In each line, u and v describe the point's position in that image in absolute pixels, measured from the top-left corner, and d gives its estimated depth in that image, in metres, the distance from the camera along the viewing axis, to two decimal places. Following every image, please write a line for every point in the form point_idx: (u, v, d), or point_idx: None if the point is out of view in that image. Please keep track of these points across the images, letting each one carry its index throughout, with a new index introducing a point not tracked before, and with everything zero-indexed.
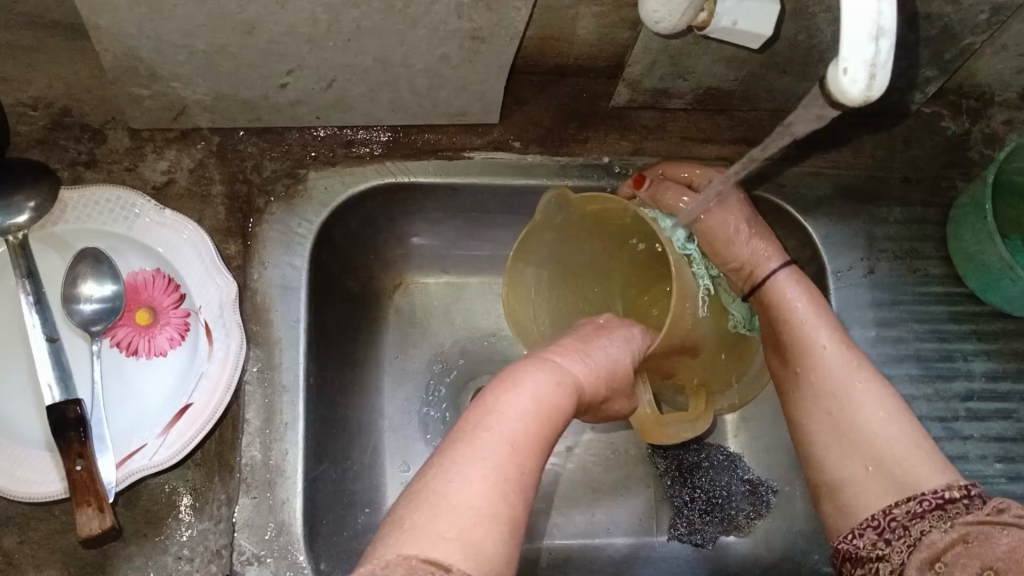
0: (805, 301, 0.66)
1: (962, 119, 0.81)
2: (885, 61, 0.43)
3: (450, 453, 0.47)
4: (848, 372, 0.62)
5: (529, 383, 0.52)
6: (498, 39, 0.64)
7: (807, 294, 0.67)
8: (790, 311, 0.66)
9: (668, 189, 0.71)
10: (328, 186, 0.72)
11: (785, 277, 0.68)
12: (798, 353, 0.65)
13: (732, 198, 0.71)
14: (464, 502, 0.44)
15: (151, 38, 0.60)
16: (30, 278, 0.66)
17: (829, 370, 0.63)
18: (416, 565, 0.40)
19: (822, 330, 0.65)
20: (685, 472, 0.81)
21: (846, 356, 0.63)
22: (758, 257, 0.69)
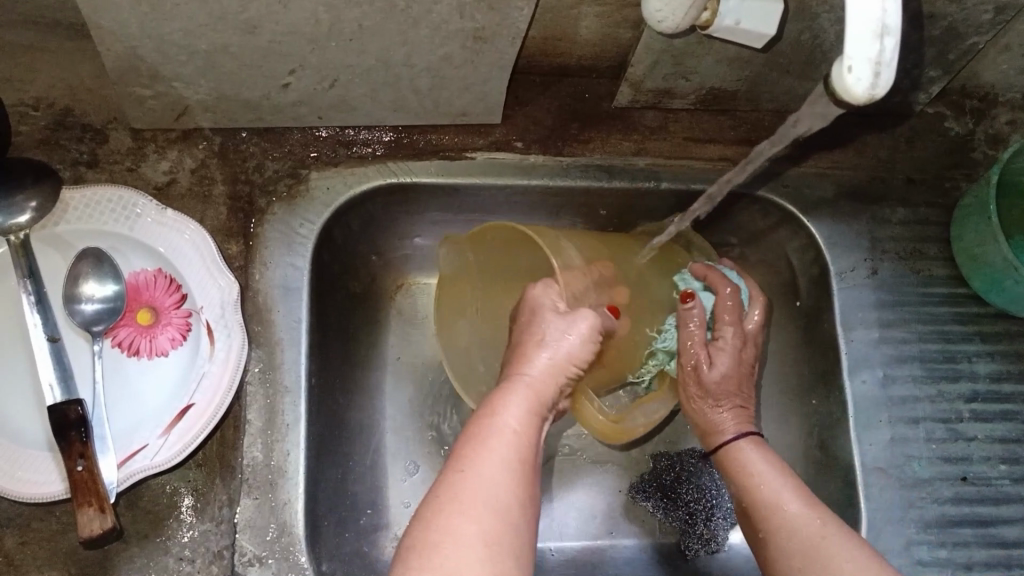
0: (766, 466, 0.65)
1: (966, 119, 0.80)
2: (889, 60, 0.43)
3: (439, 506, 0.49)
4: (817, 531, 0.58)
5: (503, 427, 0.55)
6: (500, 39, 0.64)
7: (763, 457, 0.66)
8: (751, 476, 0.65)
9: (689, 324, 0.70)
10: (331, 186, 0.72)
11: (747, 446, 0.68)
12: (766, 524, 0.61)
13: (730, 353, 0.70)
14: (458, 555, 0.46)
15: (153, 39, 0.60)
16: (31, 277, 0.65)
17: (798, 529, 0.59)
18: None
19: (785, 495, 0.61)
20: (671, 492, 0.80)
21: (806, 513, 0.60)
22: (716, 418, 0.70)
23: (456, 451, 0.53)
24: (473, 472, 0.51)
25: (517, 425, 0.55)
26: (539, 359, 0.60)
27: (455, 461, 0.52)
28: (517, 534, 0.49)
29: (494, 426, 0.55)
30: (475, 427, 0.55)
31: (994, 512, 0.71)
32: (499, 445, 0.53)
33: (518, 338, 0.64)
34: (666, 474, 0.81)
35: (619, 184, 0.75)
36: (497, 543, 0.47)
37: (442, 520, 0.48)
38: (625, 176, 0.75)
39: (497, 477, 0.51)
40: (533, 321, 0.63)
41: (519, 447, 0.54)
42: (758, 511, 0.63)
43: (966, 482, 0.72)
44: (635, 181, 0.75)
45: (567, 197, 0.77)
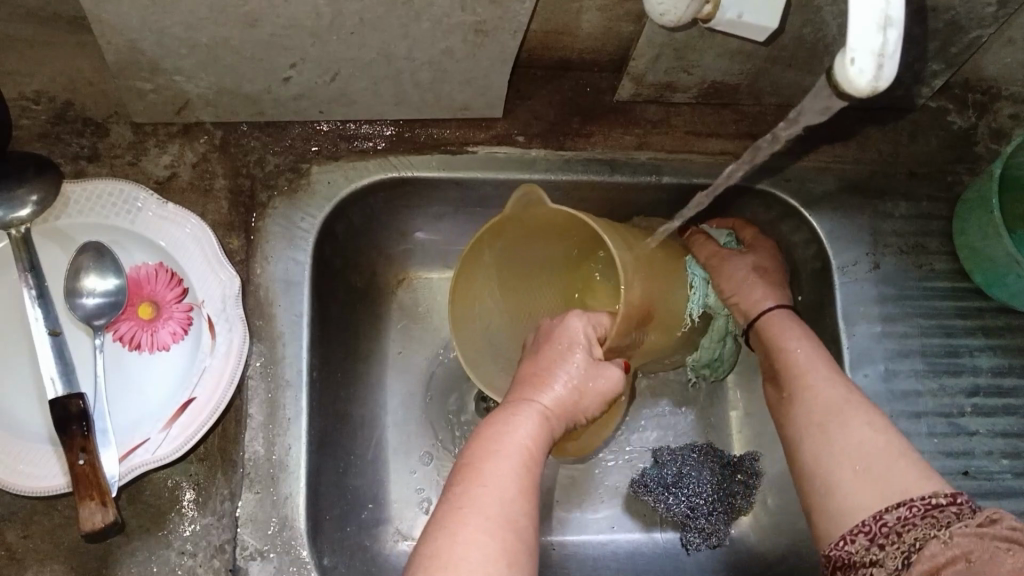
0: (799, 344, 0.66)
1: (968, 113, 0.80)
2: (892, 52, 0.43)
3: (452, 513, 0.50)
4: (841, 402, 0.60)
5: (516, 436, 0.55)
6: (502, 32, 0.64)
7: (798, 333, 0.68)
8: (788, 350, 0.66)
9: (704, 244, 0.77)
10: (332, 180, 0.72)
11: (778, 314, 0.71)
12: (791, 388, 0.64)
13: (762, 253, 0.75)
14: (472, 563, 0.46)
15: (154, 32, 0.60)
16: (33, 271, 0.65)
17: (819, 398, 0.61)
18: None
19: (817, 367, 0.63)
20: (671, 485, 0.79)
21: (833, 382, 0.62)
22: (753, 297, 0.72)
23: (467, 465, 0.53)
24: (486, 487, 0.51)
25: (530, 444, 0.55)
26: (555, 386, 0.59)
27: (467, 476, 0.52)
28: (527, 549, 0.49)
29: (506, 443, 0.54)
30: (486, 436, 0.55)
31: (996, 506, 0.71)
32: (510, 461, 0.53)
33: (536, 362, 0.62)
34: (666, 469, 0.80)
35: (621, 178, 0.75)
36: (511, 554, 0.48)
37: (456, 529, 0.48)
38: (627, 171, 0.75)
39: (510, 490, 0.51)
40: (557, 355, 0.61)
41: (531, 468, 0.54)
42: (787, 376, 0.65)
43: (968, 476, 0.72)
44: (635, 176, 0.75)
45: (568, 191, 0.77)
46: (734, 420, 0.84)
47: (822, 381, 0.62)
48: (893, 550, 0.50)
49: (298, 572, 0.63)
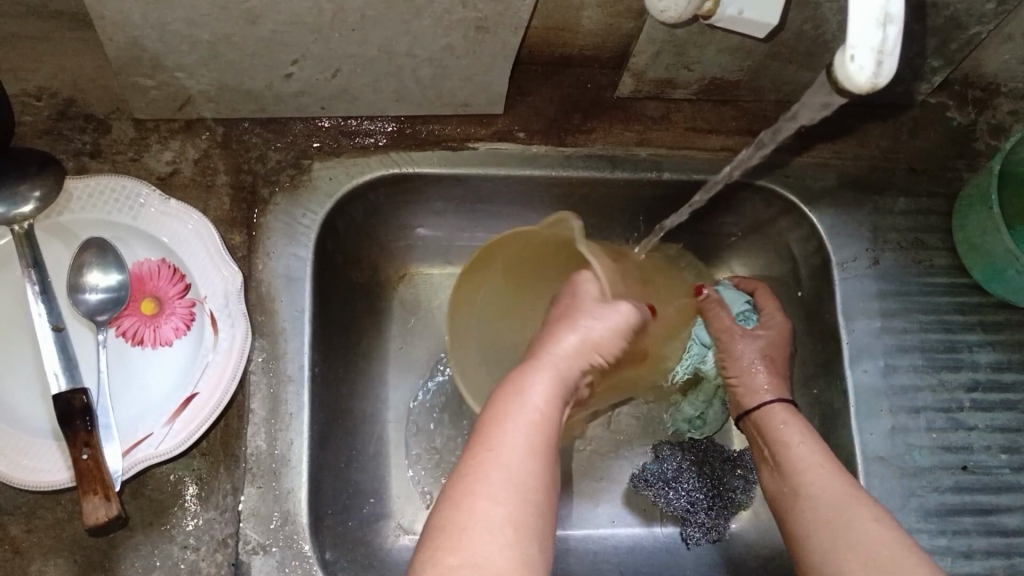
0: (800, 438, 0.66)
1: (968, 109, 0.80)
2: (892, 49, 0.43)
3: (464, 482, 0.49)
4: (846, 498, 0.58)
5: (531, 399, 0.54)
6: (502, 28, 0.64)
7: (800, 430, 0.67)
8: (788, 449, 0.65)
9: (718, 313, 0.76)
10: (334, 177, 0.73)
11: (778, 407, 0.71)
12: (793, 484, 0.63)
13: (773, 335, 0.75)
14: (480, 534, 0.46)
15: (155, 28, 0.60)
16: (37, 267, 0.66)
17: (825, 495, 0.59)
18: None
19: (818, 464, 0.62)
20: (672, 481, 0.81)
21: (835, 479, 0.60)
22: (755, 385, 0.73)
23: (485, 422, 0.53)
24: (506, 443, 0.51)
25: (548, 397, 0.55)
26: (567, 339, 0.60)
27: (482, 436, 0.52)
28: (543, 507, 0.50)
29: (524, 398, 0.54)
30: (501, 399, 0.55)
31: (995, 501, 0.72)
32: (523, 419, 0.53)
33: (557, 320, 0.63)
34: (666, 465, 0.82)
35: (622, 174, 0.75)
36: (521, 523, 0.47)
37: (466, 498, 0.48)
38: (628, 167, 0.75)
39: (523, 456, 0.51)
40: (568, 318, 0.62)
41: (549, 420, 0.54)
42: (787, 470, 0.64)
43: (967, 471, 0.72)
44: (636, 172, 0.75)
45: (569, 187, 0.77)
46: None
47: (823, 480, 0.61)
48: None
49: (299, 566, 0.63)
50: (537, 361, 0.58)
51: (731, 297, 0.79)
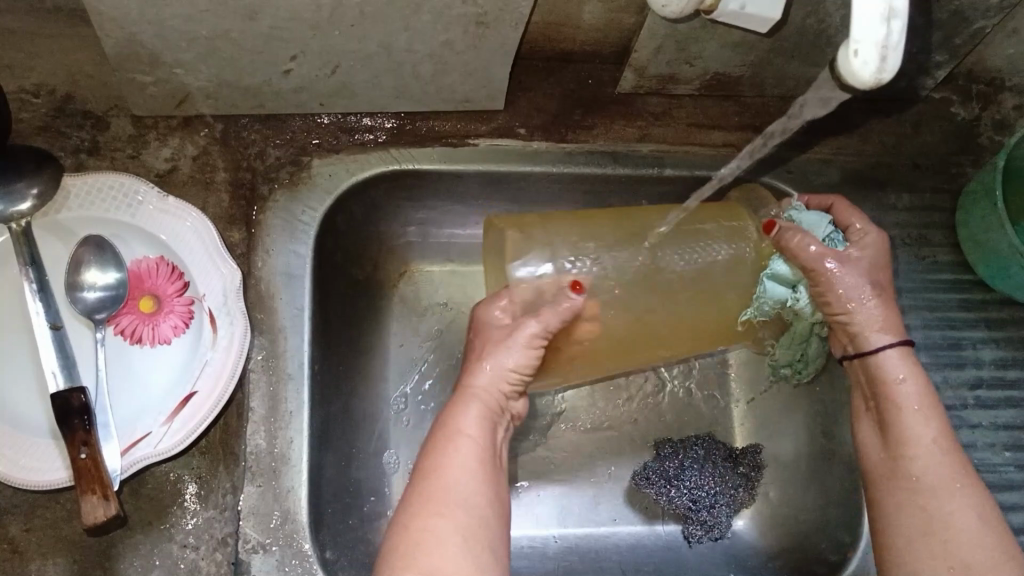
0: (916, 396, 0.61)
1: (972, 105, 0.80)
2: (896, 43, 0.43)
3: (411, 514, 0.54)
4: (950, 486, 0.57)
5: (465, 433, 0.59)
6: (503, 24, 0.64)
7: (918, 384, 0.61)
8: (898, 404, 0.61)
9: (802, 241, 0.63)
10: (333, 173, 0.72)
11: (894, 354, 0.62)
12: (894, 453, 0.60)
13: (873, 257, 0.65)
14: (435, 556, 0.51)
15: (153, 24, 0.59)
16: (34, 265, 0.65)
17: (929, 475, 0.57)
18: None
19: (929, 438, 0.59)
20: (673, 479, 0.80)
21: (946, 462, 0.58)
22: (867, 320, 0.63)
23: (420, 464, 0.57)
24: (442, 483, 0.55)
25: (474, 431, 0.59)
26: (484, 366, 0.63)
27: (423, 471, 0.56)
28: (493, 524, 0.54)
29: (454, 437, 0.58)
30: (436, 435, 0.59)
31: (998, 499, 0.71)
32: (460, 450, 0.57)
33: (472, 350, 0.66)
34: (668, 462, 0.81)
35: (623, 170, 0.75)
36: (472, 540, 0.52)
37: (416, 529, 0.53)
38: (629, 163, 0.75)
39: (465, 483, 0.55)
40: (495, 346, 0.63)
41: (482, 451, 0.58)
42: (891, 434, 0.60)
43: None
44: (638, 168, 0.75)
45: (570, 183, 0.76)
46: (737, 412, 0.84)
47: (931, 459, 0.58)
48: None
49: (299, 565, 0.63)
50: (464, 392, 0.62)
51: (810, 222, 0.68)
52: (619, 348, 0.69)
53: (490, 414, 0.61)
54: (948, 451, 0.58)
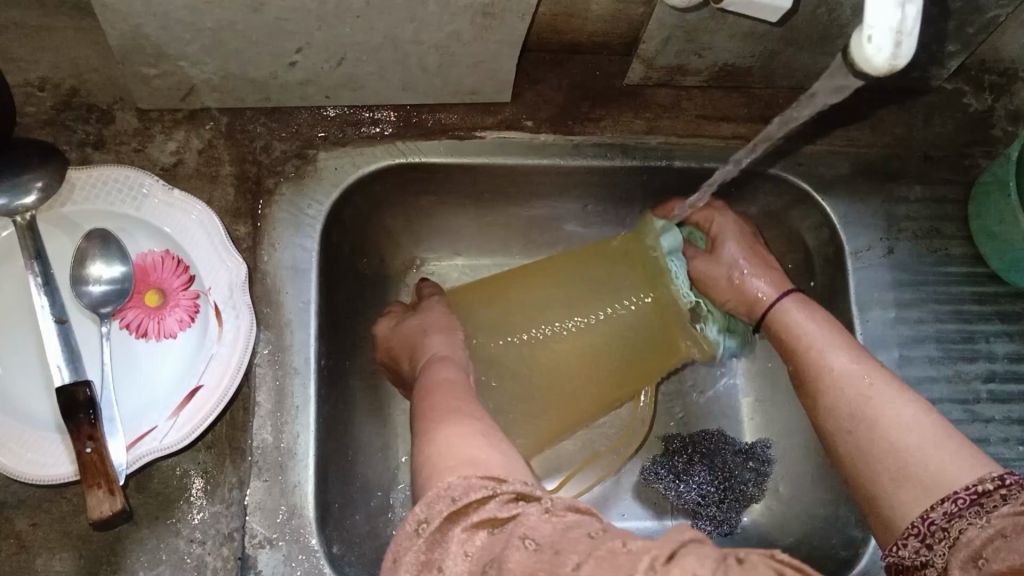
0: (815, 332, 0.62)
1: (985, 95, 0.79)
2: (912, 28, 0.42)
3: (428, 429, 0.50)
4: (866, 383, 0.56)
5: (446, 380, 0.57)
6: (510, 14, 0.63)
7: (814, 319, 0.63)
8: (802, 338, 0.63)
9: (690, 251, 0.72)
10: (339, 166, 0.72)
11: (789, 306, 0.66)
12: (810, 376, 0.60)
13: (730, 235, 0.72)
14: (468, 443, 0.46)
15: (158, 16, 0.59)
16: (39, 258, 0.65)
17: (844, 384, 0.57)
18: (475, 481, 0.41)
19: (832, 355, 0.59)
20: (682, 475, 0.79)
21: (857, 365, 0.58)
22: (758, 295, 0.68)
23: (421, 407, 0.54)
24: (444, 408, 0.52)
25: (454, 376, 0.58)
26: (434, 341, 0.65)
27: (428, 408, 0.53)
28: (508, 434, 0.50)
29: (443, 386, 0.56)
30: (429, 387, 0.56)
31: None
32: (453, 392, 0.55)
33: (412, 337, 0.67)
34: (677, 457, 0.80)
35: (632, 162, 0.74)
36: (494, 434, 0.49)
37: (436, 434, 0.48)
38: (639, 155, 0.74)
39: (469, 408, 0.52)
40: (441, 332, 0.66)
41: (465, 391, 0.56)
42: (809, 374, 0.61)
43: None
44: (646, 161, 0.74)
45: (578, 176, 0.76)
46: (746, 406, 0.84)
47: (844, 368, 0.58)
48: (941, 547, 0.45)
49: (306, 561, 0.62)
50: (437, 360, 0.61)
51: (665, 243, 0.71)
52: (595, 365, 0.70)
53: (458, 364, 0.61)
54: (858, 359, 0.59)
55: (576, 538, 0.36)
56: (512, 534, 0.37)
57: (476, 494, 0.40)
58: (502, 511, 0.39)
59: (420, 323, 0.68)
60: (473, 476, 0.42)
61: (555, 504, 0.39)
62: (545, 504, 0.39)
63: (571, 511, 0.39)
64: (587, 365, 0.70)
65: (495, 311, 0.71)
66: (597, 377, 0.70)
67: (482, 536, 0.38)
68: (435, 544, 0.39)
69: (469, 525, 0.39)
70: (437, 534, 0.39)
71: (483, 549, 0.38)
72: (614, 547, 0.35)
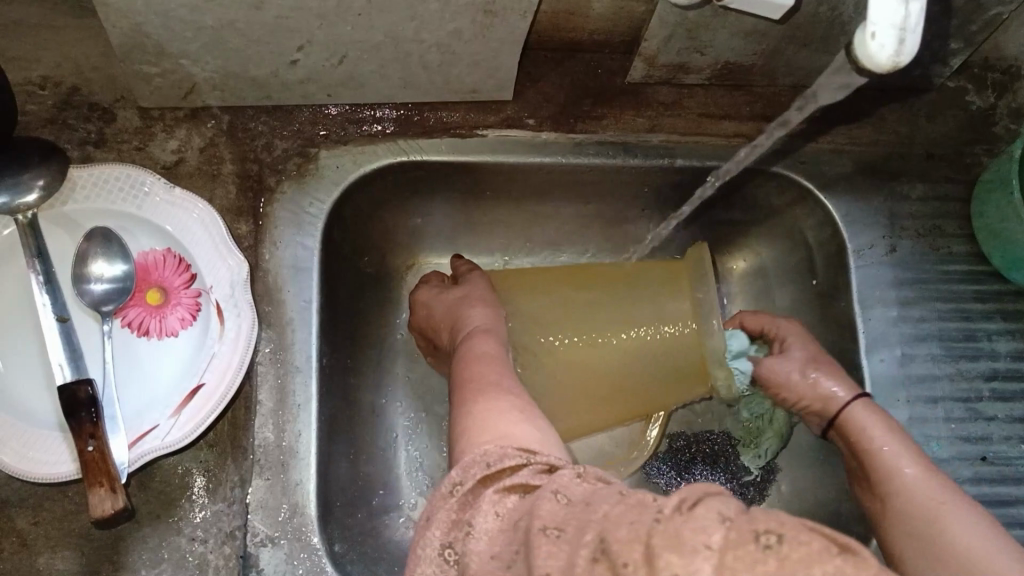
0: (886, 438, 0.63)
1: (987, 93, 0.79)
2: (914, 25, 0.42)
3: (472, 403, 0.53)
4: (937, 496, 0.57)
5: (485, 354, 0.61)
6: (511, 12, 0.63)
7: (884, 423, 0.64)
8: (873, 443, 0.63)
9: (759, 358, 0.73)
10: (341, 165, 0.72)
11: (862, 407, 0.66)
12: (879, 482, 0.61)
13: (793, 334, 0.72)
14: (507, 418, 0.50)
15: (159, 14, 0.59)
16: (40, 257, 0.65)
17: (915, 496, 0.58)
18: (509, 448, 0.44)
19: (905, 467, 0.60)
20: (683, 472, 0.80)
21: (927, 479, 0.59)
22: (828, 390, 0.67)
23: (463, 381, 0.57)
24: (484, 385, 0.56)
25: (492, 350, 0.62)
26: (475, 316, 0.68)
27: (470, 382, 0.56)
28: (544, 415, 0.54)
29: (484, 361, 0.60)
30: (471, 360, 0.60)
31: (1015, 492, 0.70)
32: (491, 368, 0.58)
33: (453, 308, 0.70)
34: (680, 454, 0.81)
35: (634, 161, 0.74)
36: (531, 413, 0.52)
37: (479, 407, 0.52)
38: (640, 153, 0.74)
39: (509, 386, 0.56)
40: (485, 303, 0.69)
41: (501, 364, 0.60)
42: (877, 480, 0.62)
43: (986, 462, 0.71)
44: (648, 159, 0.74)
45: (580, 174, 0.75)
46: None
47: (914, 479, 0.59)
48: None
49: (308, 559, 0.62)
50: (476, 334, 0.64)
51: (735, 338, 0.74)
52: (620, 376, 0.71)
53: (499, 337, 0.65)
54: (931, 474, 0.59)
55: (606, 494, 0.35)
56: (544, 489, 0.37)
57: (509, 462, 0.42)
58: (534, 478, 0.40)
59: (463, 294, 0.71)
60: (509, 446, 0.44)
61: (585, 471, 0.39)
62: (579, 469, 0.39)
63: (602, 479, 0.38)
64: (613, 373, 0.70)
65: (534, 304, 0.73)
66: (614, 389, 0.71)
67: (513, 497, 0.39)
68: (466, 505, 0.40)
69: (500, 489, 0.40)
70: (469, 496, 0.41)
71: (514, 508, 0.38)
72: (643, 497, 0.33)
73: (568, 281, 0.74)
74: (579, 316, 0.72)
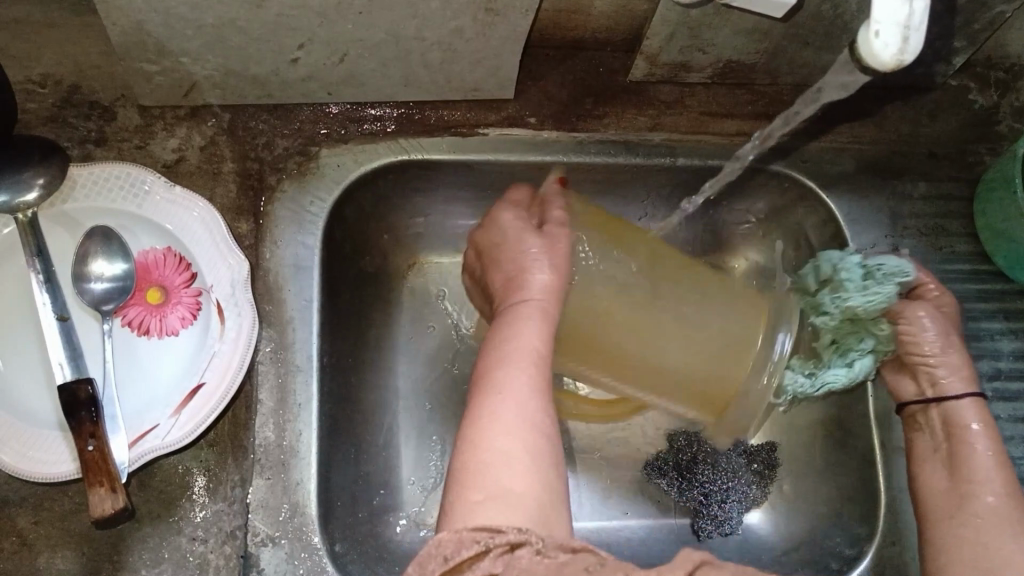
0: (986, 447, 0.62)
1: (990, 92, 0.79)
2: (919, 23, 0.42)
3: (472, 426, 0.50)
4: (1010, 522, 0.58)
5: (519, 334, 0.55)
6: (513, 11, 0.63)
7: (987, 431, 0.63)
8: (970, 445, 0.63)
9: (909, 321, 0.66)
10: (342, 163, 0.71)
11: (970, 405, 0.64)
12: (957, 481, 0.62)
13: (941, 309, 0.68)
14: (497, 470, 0.47)
15: (160, 12, 0.59)
16: (40, 256, 0.65)
17: (988, 513, 0.59)
18: (466, 535, 0.43)
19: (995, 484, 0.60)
20: (685, 472, 0.79)
21: (1007, 502, 0.59)
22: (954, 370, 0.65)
23: (481, 376, 0.53)
24: (492, 395, 0.51)
25: (524, 340, 0.54)
26: (534, 278, 0.59)
27: (484, 385, 0.52)
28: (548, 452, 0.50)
29: (509, 348, 0.53)
30: (495, 344, 0.55)
31: None
32: (513, 363, 0.52)
33: (518, 246, 0.62)
34: (681, 454, 0.80)
35: (636, 159, 0.74)
36: (529, 455, 0.48)
37: (475, 440, 0.49)
38: (643, 152, 0.74)
39: (525, 394, 0.51)
40: (555, 262, 0.60)
41: (527, 364, 0.53)
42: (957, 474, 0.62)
43: None
44: (651, 158, 0.74)
45: (582, 173, 0.75)
46: None
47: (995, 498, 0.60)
48: None
49: (308, 558, 0.62)
50: (522, 306, 0.57)
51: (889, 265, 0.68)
52: (651, 370, 0.68)
53: (551, 323, 0.57)
54: (1015, 499, 0.60)
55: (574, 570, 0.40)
56: None
57: (468, 552, 0.42)
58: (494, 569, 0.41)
59: (540, 241, 0.62)
60: (467, 528, 0.43)
61: (545, 546, 0.42)
62: (537, 546, 0.42)
63: (562, 552, 0.42)
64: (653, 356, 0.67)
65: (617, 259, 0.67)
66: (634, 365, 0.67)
67: None
68: None
69: None
70: None
71: None
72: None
73: (652, 262, 0.69)
74: (641, 289, 0.66)
